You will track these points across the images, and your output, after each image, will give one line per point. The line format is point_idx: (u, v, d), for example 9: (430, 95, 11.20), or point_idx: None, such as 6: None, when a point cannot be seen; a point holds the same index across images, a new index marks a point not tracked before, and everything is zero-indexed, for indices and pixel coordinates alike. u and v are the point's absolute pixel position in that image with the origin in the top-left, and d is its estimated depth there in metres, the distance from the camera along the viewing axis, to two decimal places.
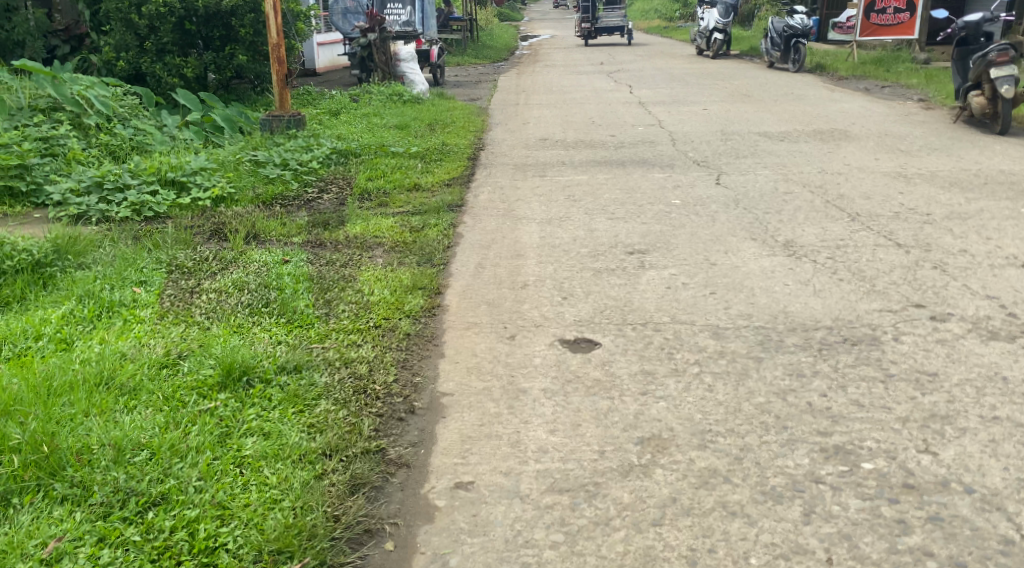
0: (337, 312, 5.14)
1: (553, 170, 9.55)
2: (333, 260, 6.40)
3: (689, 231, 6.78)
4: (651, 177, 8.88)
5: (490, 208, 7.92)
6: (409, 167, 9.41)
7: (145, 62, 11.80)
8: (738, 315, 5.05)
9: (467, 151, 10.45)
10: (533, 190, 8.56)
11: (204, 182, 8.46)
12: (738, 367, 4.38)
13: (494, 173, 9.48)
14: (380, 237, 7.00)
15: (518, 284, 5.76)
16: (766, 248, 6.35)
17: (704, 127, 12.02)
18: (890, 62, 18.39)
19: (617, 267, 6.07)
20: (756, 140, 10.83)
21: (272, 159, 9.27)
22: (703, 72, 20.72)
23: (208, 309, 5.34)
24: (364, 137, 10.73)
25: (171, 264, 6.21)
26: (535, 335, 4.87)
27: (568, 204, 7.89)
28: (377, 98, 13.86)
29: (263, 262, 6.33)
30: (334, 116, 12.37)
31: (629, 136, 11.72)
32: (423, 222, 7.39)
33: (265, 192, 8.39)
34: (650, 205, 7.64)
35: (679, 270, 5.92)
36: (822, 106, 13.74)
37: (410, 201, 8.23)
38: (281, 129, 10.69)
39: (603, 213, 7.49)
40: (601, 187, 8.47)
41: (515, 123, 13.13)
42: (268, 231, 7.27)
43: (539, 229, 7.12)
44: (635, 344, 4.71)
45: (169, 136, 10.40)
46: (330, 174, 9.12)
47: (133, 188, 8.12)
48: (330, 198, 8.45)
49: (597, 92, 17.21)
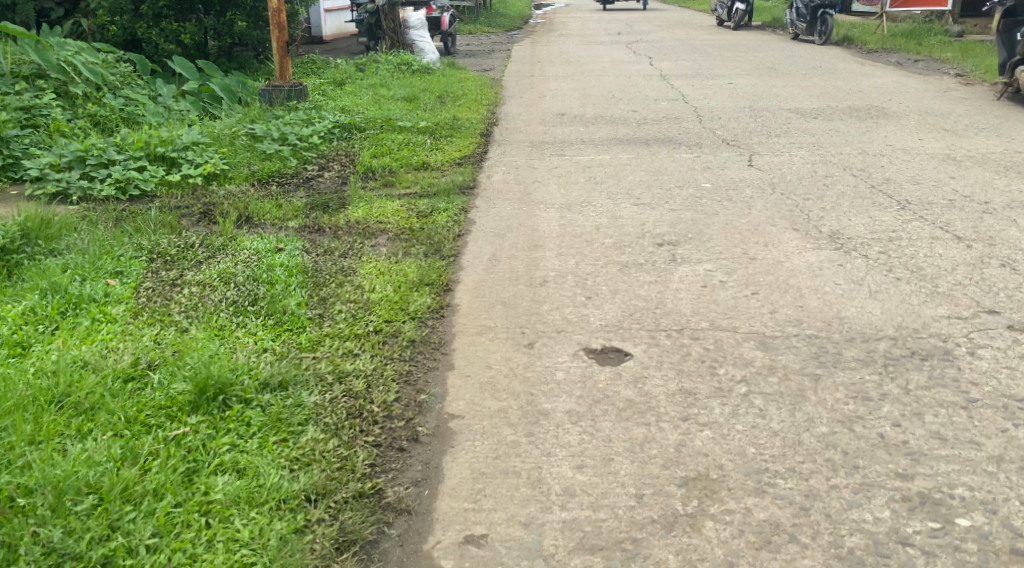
0: (333, 314, 4.55)
1: (570, 148, 8.94)
2: (332, 251, 5.81)
3: (724, 220, 6.29)
4: (677, 159, 8.30)
5: (505, 191, 7.34)
6: (418, 143, 8.82)
7: (139, 26, 11.17)
8: (786, 320, 4.51)
9: (480, 126, 9.84)
10: (551, 172, 7.97)
11: (197, 158, 7.88)
12: (790, 389, 3.81)
13: (509, 151, 8.88)
14: (383, 224, 6.42)
15: (538, 283, 5.26)
16: (810, 240, 5.80)
17: (730, 102, 11.45)
18: (919, 36, 17.65)
19: (648, 262, 5.55)
20: (786, 118, 10.20)
21: (269, 133, 8.65)
22: (724, 44, 19.98)
23: (188, 307, 4.75)
24: (370, 109, 10.11)
25: (152, 252, 5.69)
26: (557, 344, 4.33)
27: (589, 188, 7.30)
28: (384, 67, 13.22)
29: (254, 250, 5.82)
30: (338, 86, 11.77)
31: (650, 111, 11.09)
32: (431, 206, 6.80)
33: (262, 168, 7.83)
34: (679, 191, 7.13)
35: (715, 266, 5.38)
36: (853, 81, 13.11)
37: (418, 181, 7.64)
38: (281, 100, 10.08)
39: (627, 201, 6.92)
40: (623, 171, 7.87)
41: (530, 96, 12.50)
42: (260, 213, 6.75)
43: (557, 218, 6.54)
44: (672, 356, 4.16)
45: (162, 106, 9.80)
46: (332, 149, 8.53)
47: (119, 163, 7.55)
48: (331, 176, 7.86)
49: (614, 64, 16.53)
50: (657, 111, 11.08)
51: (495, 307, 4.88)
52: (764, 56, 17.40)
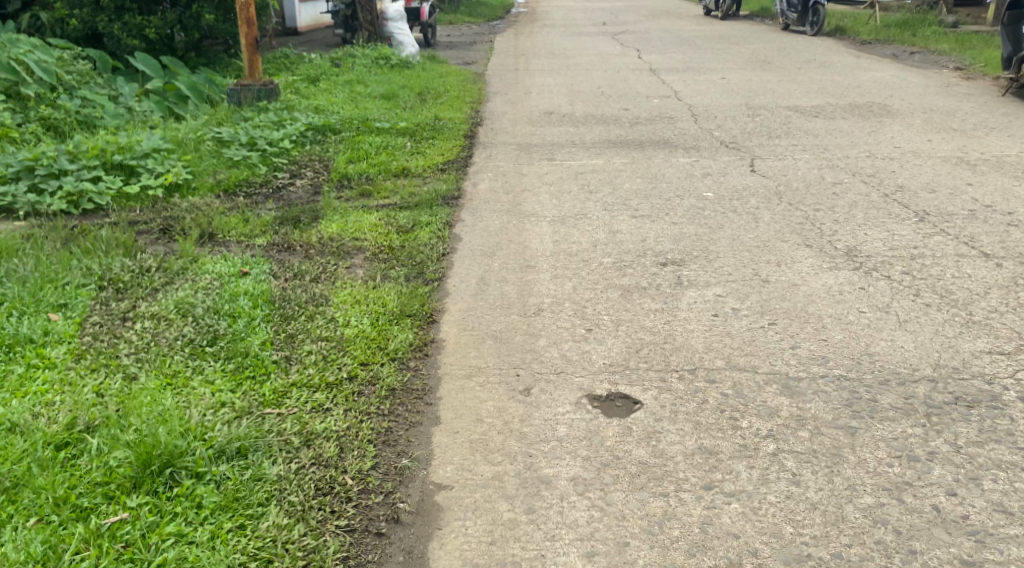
0: (301, 355, 4.13)
1: (559, 152, 8.45)
2: (303, 276, 5.35)
3: (730, 235, 5.85)
4: (673, 166, 7.84)
5: (492, 201, 6.85)
6: (397, 147, 8.30)
7: (101, 21, 10.59)
8: (809, 357, 4.04)
9: (463, 127, 9.34)
10: (540, 179, 7.48)
11: (157, 166, 7.39)
12: (824, 445, 3.33)
13: (495, 155, 8.38)
14: (360, 242, 5.92)
15: (532, 312, 4.77)
16: (825, 258, 5.34)
17: (725, 101, 11.04)
18: (912, 28, 17.22)
19: (651, 286, 5.07)
20: (785, 118, 9.72)
21: (237, 138, 8.12)
22: (712, 35, 19.50)
23: (140, 348, 4.35)
24: (347, 109, 9.57)
25: (102, 277, 5.28)
26: (556, 390, 3.85)
27: (581, 200, 6.83)
28: (362, 62, 12.67)
29: (215, 275, 5.41)
30: (314, 83, 11.22)
31: (641, 110, 10.61)
32: (412, 219, 6.29)
33: (228, 177, 7.33)
34: (678, 203, 6.68)
35: (724, 291, 4.91)
36: (849, 75, 12.68)
37: (398, 191, 7.13)
38: (251, 99, 9.48)
39: (623, 215, 6.45)
40: (617, 180, 7.40)
41: (515, 93, 11.98)
42: (224, 228, 6.30)
43: (549, 234, 6.05)
44: (687, 405, 3.67)
45: (124, 107, 9.29)
46: (304, 155, 7.98)
47: (71, 174, 7.10)
48: (304, 185, 7.35)
49: (601, 58, 16.04)
50: (648, 110, 10.60)
51: (486, 343, 4.42)
52: (754, 48, 16.94)
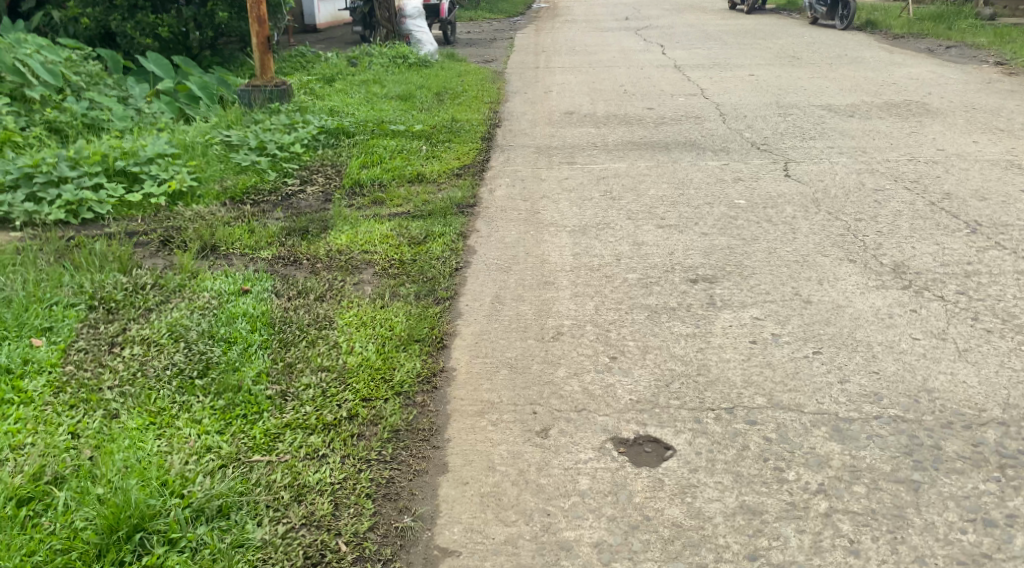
0: (298, 390, 3.73)
1: (581, 155, 8.04)
2: (307, 295, 4.87)
3: (766, 247, 5.44)
4: (701, 170, 7.42)
5: (510, 209, 6.45)
6: (411, 151, 7.92)
7: (113, 19, 10.26)
8: (860, 394, 3.61)
9: (481, 129, 8.95)
10: (560, 185, 7.08)
11: (162, 172, 6.88)
12: (884, 505, 3.02)
13: (513, 159, 7.98)
14: (368, 255, 5.50)
15: (550, 336, 4.33)
16: (870, 274, 4.93)
17: (755, 98, 10.62)
18: (946, 24, 16.69)
19: (681, 306, 4.65)
20: (819, 118, 9.27)
21: (247, 142, 7.67)
22: (738, 29, 18.99)
23: (125, 381, 3.97)
24: (360, 111, 9.20)
25: (94, 296, 4.85)
26: (577, 432, 3.45)
27: (605, 208, 6.42)
28: (379, 61, 12.31)
29: (214, 292, 4.93)
30: (328, 83, 10.87)
31: (666, 109, 10.17)
32: (424, 230, 5.90)
33: (236, 183, 6.85)
34: (708, 211, 6.26)
35: (762, 313, 4.50)
36: (885, 72, 12.23)
37: (411, 199, 6.74)
38: (263, 101, 9.05)
39: (649, 224, 6.03)
40: (643, 186, 6.97)
41: (535, 92, 11.58)
42: (227, 240, 5.79)
43: (570, 246, 5.65)
44: (724, 451, 3.30)
45: (134, 110, 8.92)
46: (316, 160, 7.54)
47: (71, 182, 6.59)
48: (314, 192, 6.93)
49: (625, 54, 15.59)
50: (675, 109, 10.16)
51: (500, 374, 3.97)
52: (782, 43, 16.44)
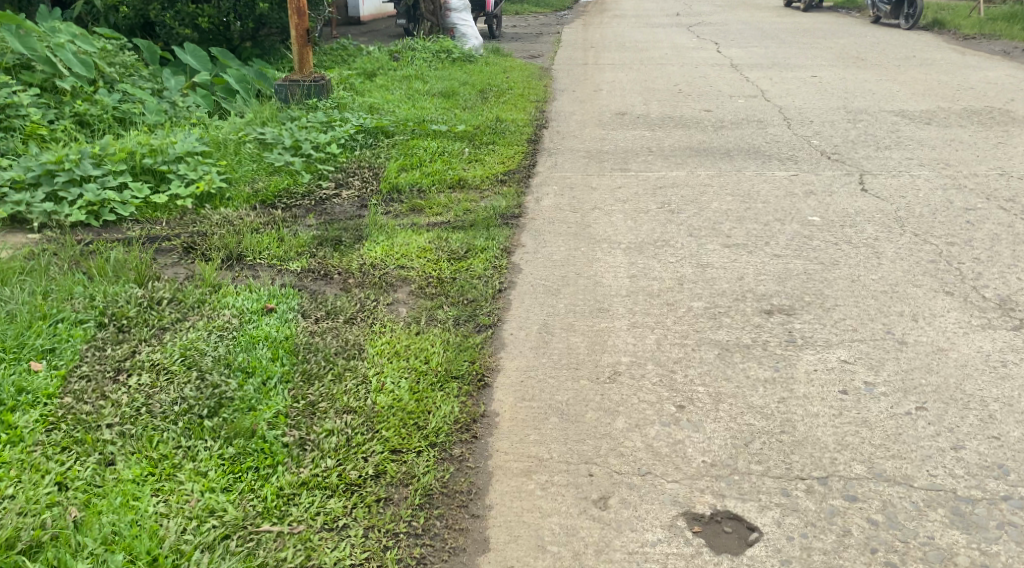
0: (320, 437, 3.17)
1: (635, 161, 7.50)
2: (337, 316, 4.31)
3: (847, 273, 4.93)
4: (767, 180, 6.85)
5: (560, 221, 5.94)
6: (453, 153, 7.43)
7: (152, 9, 9.74)
8: (979, 466, 3.13)
9: (527, 130, 8.45)
10: (613, 194, 6.53)
11: (190, 172, 6.23)
12: None
13: (561, 164, 7.45)
14: (404, 271, 4.96)
15: (605, 377, 3.76)
16: (972, 310, 4.43)
17: (821, 102, 10.08)
18: (1015, 30, 15.96)
19: (756, 343, 4.11)
20: (893, 125, 8.76)
21: (282, 140, 7.15)
22: (794, 28, 18.29)
23: (126, 418, 3.29)
24: (402, 109, 8.72)
25: (104, 309, 4.17)
26: (643, 508, 2.96)
27: (663, 221, 5.89)
28: (423, 56, 11.83)
29: (236, 310, 4.32)
30: (369, 79, 10.41)
31: (724, 112, 9.58)
32: (466, 242, 5.39)
33: (267, 186, 6.32)
34: (778, 228, 5.74)
35: (850, 356, 3.97)
36: (959, 79, 11.71)
37: (452, 207, 6.23)
38: (300, 96, 8.54)
39: (713, 242, 5.49)
40: (705, 197, 6.40)
41: (584, 91, 11.04)
42: (255, 249, 5.24)
43: (625, 265, 5.11)
44: (822, 537, 2.85)
45: (169, 102, 8.46)
46: (353, 161, 7.05)
47: (95, 181, 5.97)
48: (350, 198, 6.43)
49: (677, 52, 14.96)
50: (733, 112, 9.57)
51: (549, 423, 3.41)
52: (842, 43, 15.78)
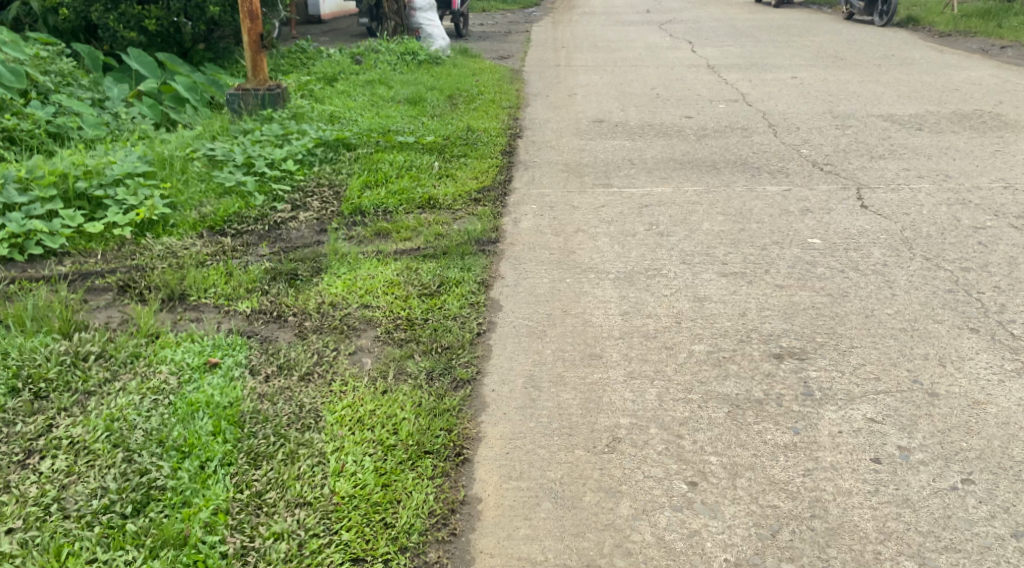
0: (267, 546, 2.73)
1: (617, 175, 7.03)
2: (291, 372, 3.78)
3: (861, 307, 4.49)
4: (759, 197, 6.41)
5: (541, 247, 5.45)
6: (422, 168, 6.90)
7: (94, 11, 9.07)
8: None
9: (500, 140, 7.94)
10: (596, 214, 6.06)
11: (129, 197, 5.66)
12: None
13: (538, 178, 6.96)
14: (368, 311, 4.44)
15: (602, 446, 3.26)
16: (1003, 350, 4.02)
17: (805, 107, 9.68)
18: (990, 27, 15.68)
19: (769, 399, 3.62)
20: (883, 132, 8.38)
21: (233, 157, 6.59)
22: (767, 26, 17.92)
23: (33, 521, 2.80)
24: (365, 118, 8.18)
25: (19, 372, 3.61)
26: None
27: (652, 246, 5.42)
28: (387, 58, 11.26)
29: (174, 366, 3.77)
30: (329, 84, 9.84)
31: (706, 118, 9.13)
32: (437, 275, 4.87)
33: (216, 211, 5.76)
34: (778, 253, 5.28)
35: (876, 413, 3.51)
36: (943, 81, 11.40)
37: (422, 230, 5.70)
38: (254, 106, 7.96)
39: (708, 270, 5.02)
40: (695, 217, 5.94)
41: (558, 95, 10.55)
42: (199, 286, 4.70)
43: (615, 300, 4.62)
44: None
45: (111, 114, 7.85)
46: (313, 178, 6.49)
47: (20, 209, 5.37)
48: (307, 221, 5.88)
49: (650, 52, 14.51)
50: (715, 118, 9.12)
51: (541, 512, 2.97)
52: (817, 42, 15.43)
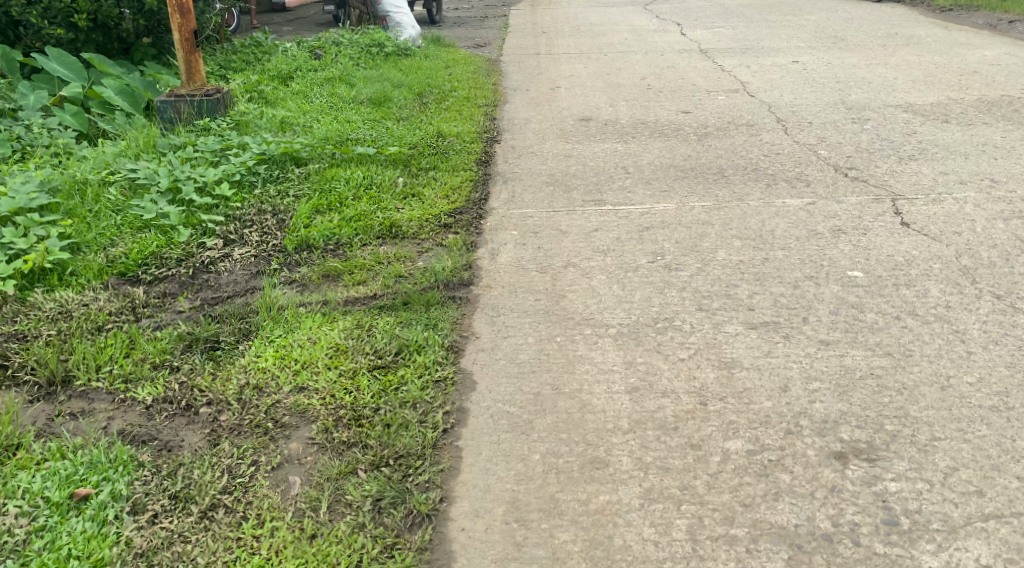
0: None
1: (610, 188, 6.03)
2: (186, 509, 2.84)
3: (933, 371, 3.53)
4: (780, 214, 5.45)
5: (524, 291, 4.44)
6: (383, 186, 5.88)
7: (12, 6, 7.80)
8: None
9: (475, 146, 6.94)
10: (589, 242, 5.08)
11: (18, 239, 4.62)
12: None
13: (520, 195, 5.96)
14: (302, 397, 3.44)
15: None
16: None
17: (814, 97, 8.72)
18: None
19: (843, 534, 2.72)
20: (908, 126, 7.44)
21: (156, 180, 5.54)
22: (758, 3, 16.93)
23: None
24: (320, 125, 7.14)
25: None
26: None
27: (659, 286, 4.45)
28: (350, 52, 10.19)
29: (29, 500, 2.82)
30: (283, 84, 8.78)
31: (706, 114, 8.14)
32: (392, 336, 3.85)
33: (127, 252, 4.74)
34: (814, 292, 4.32)
35: (992, 556, 2.64)
36: (958, 62, 10.46)
37: (379, 270, 4.70)
38: (189, 114, 6.89)
39: (732, 321, 4.04)
40: (707, 245, 4.98)
41: (539, 89, 9.54)
42: (90, 365, 3.68)
43: (619, 369, 3.63)
44: None
45: (24, 126, 6.77)
46: (252, 203, 5.44)
47: None
48: (242, 260, 4.87)
49: (637, 36, 13.50)
50: (716, 113, 8.14)
51: None
52: (815, 20, 14.45)
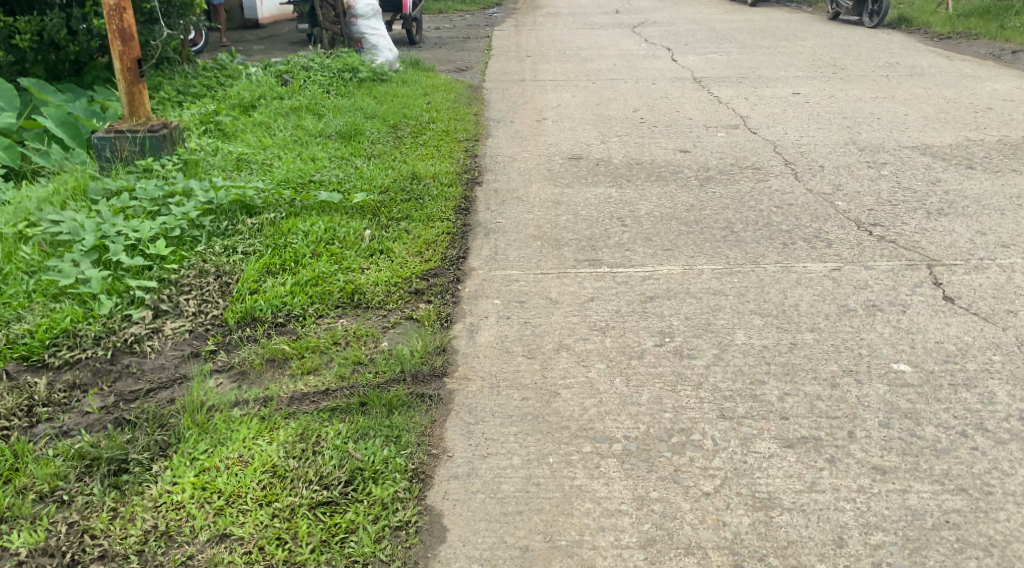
0: None
1: (606, 244, 5.30)
2: None
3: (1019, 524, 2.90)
4: (802, 282, 4.73)
5: (507, 386, 3.69)
6: (347, 239, 5.11)
7: None
8: None
9: (454, 191, 6.18)
10: (584, 316, 4.34)
11: None
12: None
13: (504, 251, 5.23)
14: (223, 552, 2.78)
15: None
16: None
17: (821, 136, 8.05)
18: (993, 27, 14.18)
19: None
20: (929, 173, 6.77)
21: (78, 234, 4.75)
22: (747, 27, 16.30)
23: None
24: (281, 164, 6.37)
25: None
26: None
27: (671, 381, 3.70)
28: (323, 78, 9.46)
29: None
30: (245, 114, 8.03)
31: (706, 154, 7.45)
32: (342, 456, 3.11)
33: (32, 331, 3.98)
34: (855, 394, 3.59)
35: None
36: (968, 97, 9.82)
37: (335, 353, 3.95)
38: (130, 153, 6.13)
39: (762, 436, 3.29)
40: (723, 323, 4.25)
41: (524, 121, 8.82)
42: None
43: (629, 511, 2.97)
44: None
45: None
46: (192, 262, 4.66)
47: None
48: (174, 336, 4.11)
49: (625, 62, 12.83)
50: (717, 153, 7.45)
51: None
52: (811, 47, 13.82)
